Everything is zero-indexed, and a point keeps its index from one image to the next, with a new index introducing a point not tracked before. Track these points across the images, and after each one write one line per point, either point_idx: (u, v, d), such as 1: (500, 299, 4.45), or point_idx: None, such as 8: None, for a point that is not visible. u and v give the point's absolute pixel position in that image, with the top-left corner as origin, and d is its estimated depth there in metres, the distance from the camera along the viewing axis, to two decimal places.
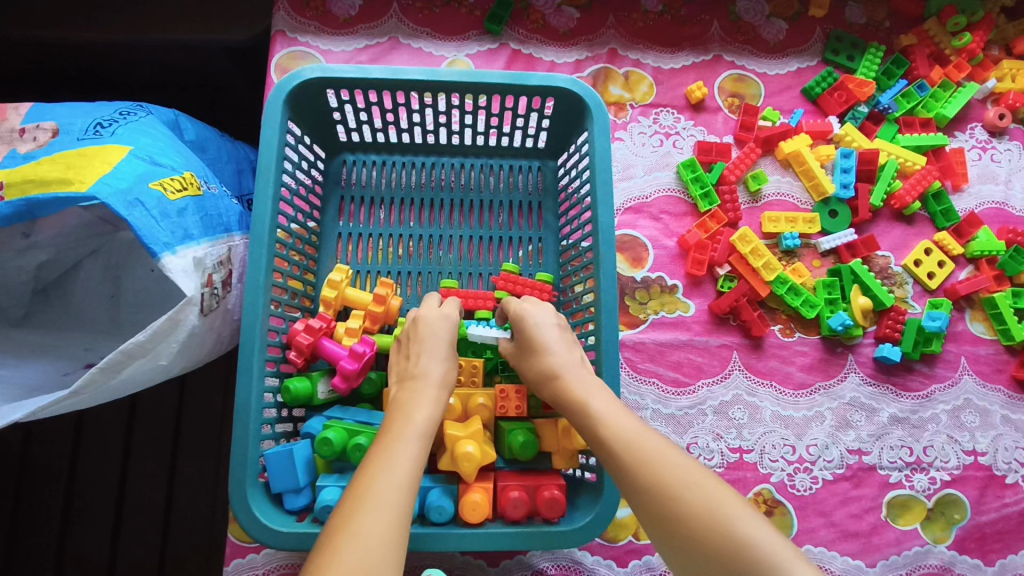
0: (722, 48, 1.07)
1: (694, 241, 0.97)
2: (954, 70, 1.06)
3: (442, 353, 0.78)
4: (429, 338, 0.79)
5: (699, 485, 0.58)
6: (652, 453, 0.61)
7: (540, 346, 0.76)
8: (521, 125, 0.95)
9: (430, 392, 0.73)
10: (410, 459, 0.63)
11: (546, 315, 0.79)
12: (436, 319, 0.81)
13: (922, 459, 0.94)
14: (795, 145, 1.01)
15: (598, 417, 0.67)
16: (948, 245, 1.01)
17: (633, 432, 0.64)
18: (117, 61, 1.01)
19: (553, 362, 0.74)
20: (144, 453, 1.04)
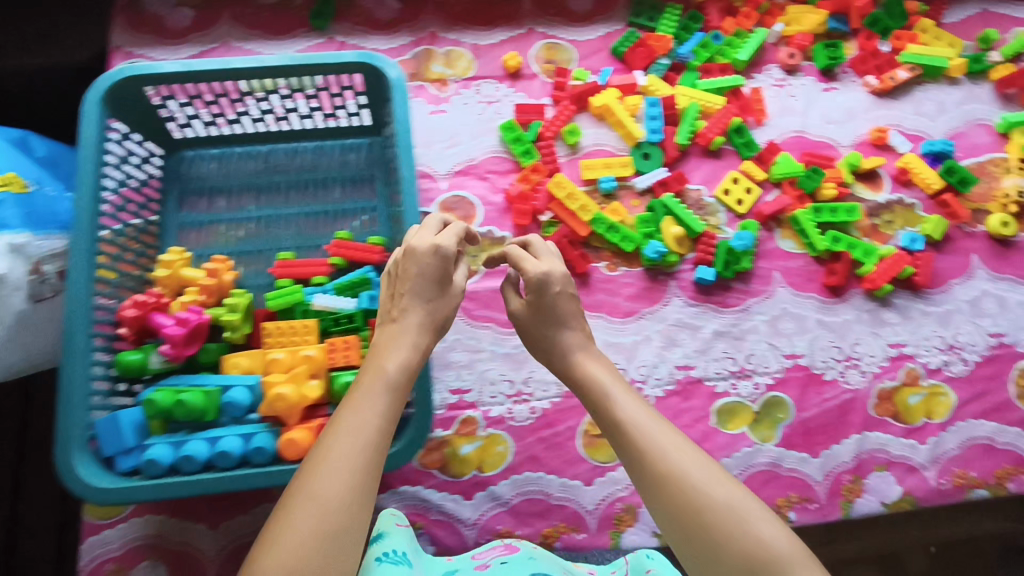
0: (534, 21, 1.17)
1: (516, 194, 1.05)
2: (744, 19, 1.16)
3: (429, 293, 0.76)
4: (401, 279, 0.77)
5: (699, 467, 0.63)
6: (656, 437, 0.66)
7: (567, 316, 0.80)
8: (341, 105, 1.03)
9: (410, 338, 0.73)
10: (375, 416, 0.65)
11: (564, 279, 0.80)
12: (425, 251, 0.77)
13: (746, 367, 1.02)
14: (603, 100, 1.10)
15: (609, 395, 0.72)
16: (752, 172, 1.10)
17: (642, 417, 0.68)
18: None
19: (571, 339, 0.79)
20: (31, 458, 1.08)
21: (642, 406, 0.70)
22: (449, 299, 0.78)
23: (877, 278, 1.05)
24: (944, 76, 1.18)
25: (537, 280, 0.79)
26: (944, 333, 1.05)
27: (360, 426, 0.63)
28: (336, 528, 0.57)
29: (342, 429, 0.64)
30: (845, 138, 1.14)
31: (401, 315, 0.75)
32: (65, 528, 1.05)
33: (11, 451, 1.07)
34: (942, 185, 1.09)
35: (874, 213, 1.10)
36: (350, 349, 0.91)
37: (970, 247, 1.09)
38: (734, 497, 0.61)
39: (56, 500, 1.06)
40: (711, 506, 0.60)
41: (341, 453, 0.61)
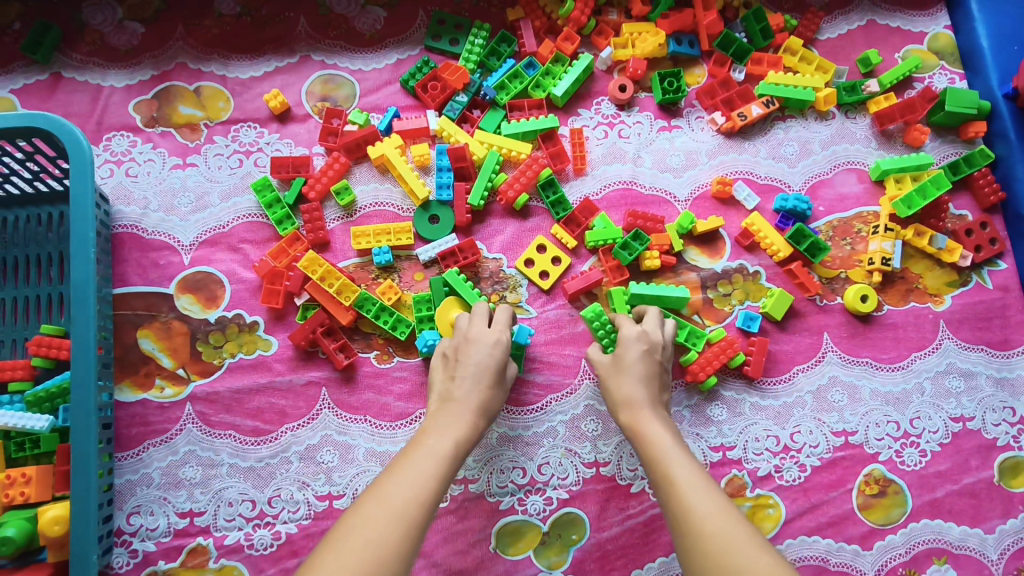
0: (309, 47, 0.97)
1: (267, 270, 0.88)
2: (565, 43, 0.96)
3: (486, 380, 0.74)
4: (463, 360, 0.76)
5: (726, 526, 0.58)
6: (706, 501, 0.61)
7: (643, 373, 0.76)
8: (40, 169, 0.84)
9: (457, 413, 0.71)
10: (432, 456, 0.64)
11: (643, 343, 0.79)
12: (485, 341, 0.77)
13: (537, 479, 0.86)
14: (380, 149, 0.91)
15: (669, 458, 0.67)
16: (562, 237, 0.92)
17: (706, 488, 0.63)
18: None
19: (629, 392, 0.75)
20: None
21: (701, 473, 0.65)
22: (496, 384, 0.75)
23: (700, 370, 0.88)
24: (811, 109, 0.99)
25: (620, 340, 0.79)
26: (779, 432, 0.89)
27: (416, 468, 0.62)
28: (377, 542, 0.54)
29: (415, 467, 0.63)
30: (682, 191, 0.95)
31: (456, 392, 0.73)
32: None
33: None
34: (789, 251, 0.92)
35: (707, 284, 0.93)
36: (28, 485, 0.75)
37: (822, 324, 0.93)
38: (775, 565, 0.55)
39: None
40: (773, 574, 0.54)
41: (399, 486, 0.60)
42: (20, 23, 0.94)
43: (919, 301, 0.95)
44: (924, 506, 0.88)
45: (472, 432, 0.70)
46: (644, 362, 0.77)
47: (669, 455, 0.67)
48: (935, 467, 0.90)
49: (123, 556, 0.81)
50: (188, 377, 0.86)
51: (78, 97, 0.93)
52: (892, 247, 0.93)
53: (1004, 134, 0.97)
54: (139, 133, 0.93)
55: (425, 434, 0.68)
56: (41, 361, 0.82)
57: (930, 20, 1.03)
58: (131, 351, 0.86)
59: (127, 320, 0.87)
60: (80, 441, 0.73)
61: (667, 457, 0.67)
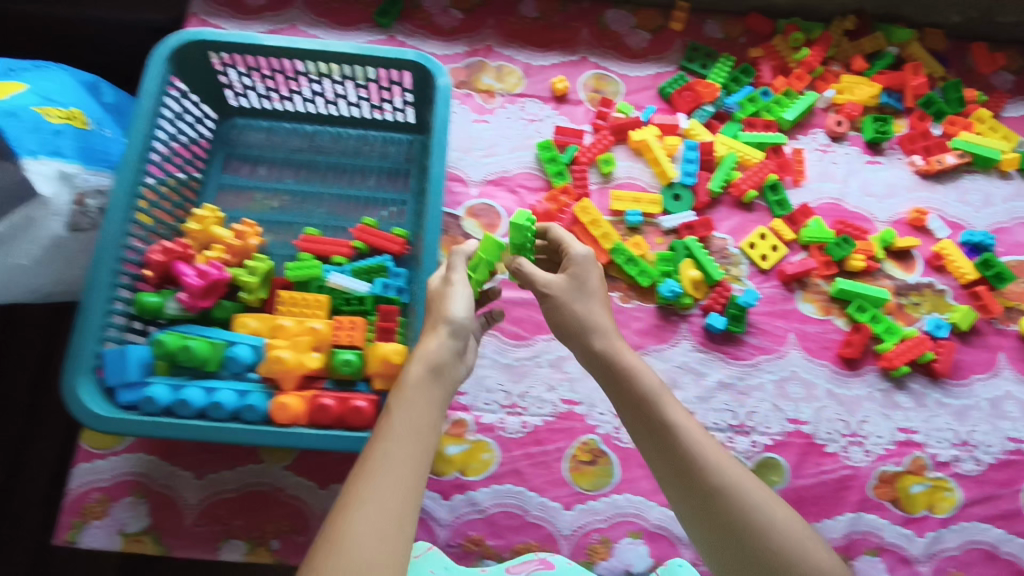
0: (588, 51, 1.19)
1: (542, 211, 1.07)
2: (796, 81, 1.16)
3: (456, 342, 0.68)
4: (440, 286, 0.73)
5: (758, 491, 0.67)
6: (727, 462, 0.69)
7: (600, 298, 0.78)
8: (390, 99, 1.05)
9: (431, 339, 0.67)
10: (414, 422, 0.62)
11: (597, 266, 0.80)
12: (468, 297, 0.71)
13: (745, 423, 0.99)
14: (643, 135, 1.11)
15: (659, 399, 0.71)
16: (782, 231, 1.08)
17: (697, 435, 0.70)
18: (61, 42, 1.13)
19: (600, 325, 0.76)
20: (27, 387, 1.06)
21: (687, 415, 0.72)
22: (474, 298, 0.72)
23: (895, 358, 1.01)
24: (994, 169, 1.16)
25: (574, 266, 0.78)
26: (959, 428, 1.01)
27: (403, 453, 0.60)
28: (394, 553, 0.54)
29: (403, 449, 0.60)
30: (882, 214, 1.12)
31: (435, 315, 0.70)
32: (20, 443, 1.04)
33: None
34: (976, 276, 1.08)
35: (901, 292, 1.08)
36: (354, 330, 0.91)
37: (999, 344, 1.06)
38: (806, 532, 0.66)
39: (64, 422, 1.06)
40: (770, 517, 0.65)
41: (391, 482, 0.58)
42: None
43: None
44: None
45: (462, 354, 0.68)
46: (602, 288, 0.79)
47: (658, 395, 0.72)
48: None
49: None
50: None
51: None
52: None
53: None
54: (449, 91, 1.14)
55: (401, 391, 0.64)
56: (360, 245, 1.01)
57: None
58: None
59: None
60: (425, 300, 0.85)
61: (654, 398, 0.72)
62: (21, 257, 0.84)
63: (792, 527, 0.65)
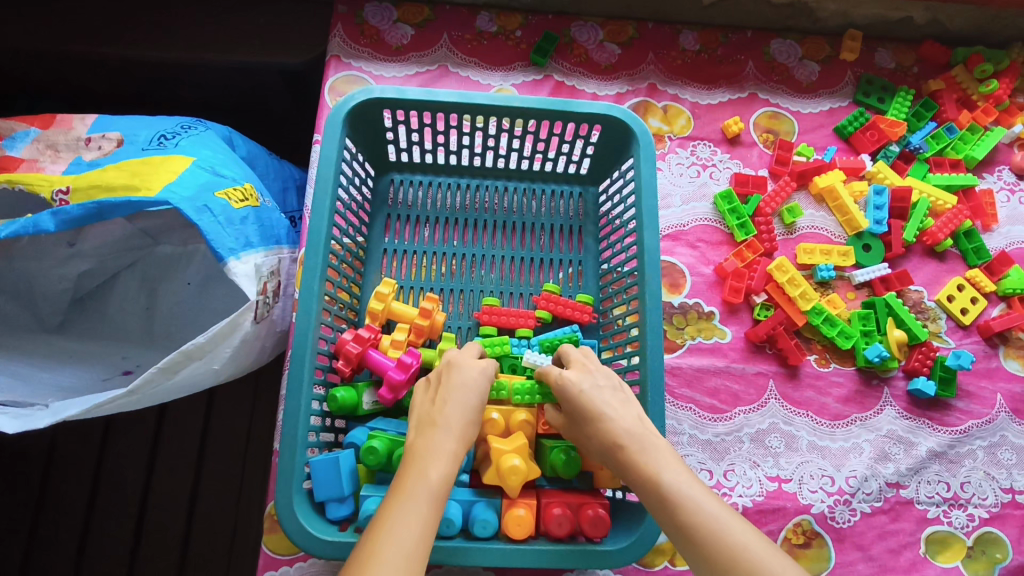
0: (756, 86, 1.12)
1: (731, 270, 0.99)
2: (982, 114, 1.09)
3: (455, 439, 0.67)
4: (445, 390, 0.72)
5: (760, 556, 0.56)
6: (730, 533, 0.57)
7: (613, 403, 0.71)
8: (567, 151, 0.98)
9: (443, 444, 0.65)
10: (413, 524, 0.57)
11: (608, 378, 0.74)
12: (463, 402, 0.70)
13: (960, 495, 0.93)
14: (829, 180, 1.04)
15: (678, 495, 0.61)
16: (981, 282, 1.02)
17: (730, 527, 0.58)
18: (198, 87, 1.07)
19: (618, 428, 0.68)
20: (171, 442, 1.09)
21: (717, 507, 0.60)
22: (477, 407, 0.71)
23: None
24: None
25: (574, 382, 0.74)
26: None
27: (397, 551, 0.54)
28: None
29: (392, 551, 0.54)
30: None
31: (436, 420, 0.68)
32: (149, 497, 1.07)
33: (99, 424, 1.08)
34: None
35: None
36: None
37: None
38: None
39: (190, 471, 1.08)
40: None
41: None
42: (522, 32, 1.11)
43: None
44: None
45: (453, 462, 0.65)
46: (579, 407, 0.71)
47: (679, 486, 0.62)
48: None
49: None
50: None
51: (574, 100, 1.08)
52: None
53: None
54: None
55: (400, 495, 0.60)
56: (544, 315, 0.94)
57: None
58: None
59: None
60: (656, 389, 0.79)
61: (676, 492, 0.61)
62: (215, 360, 0.75)
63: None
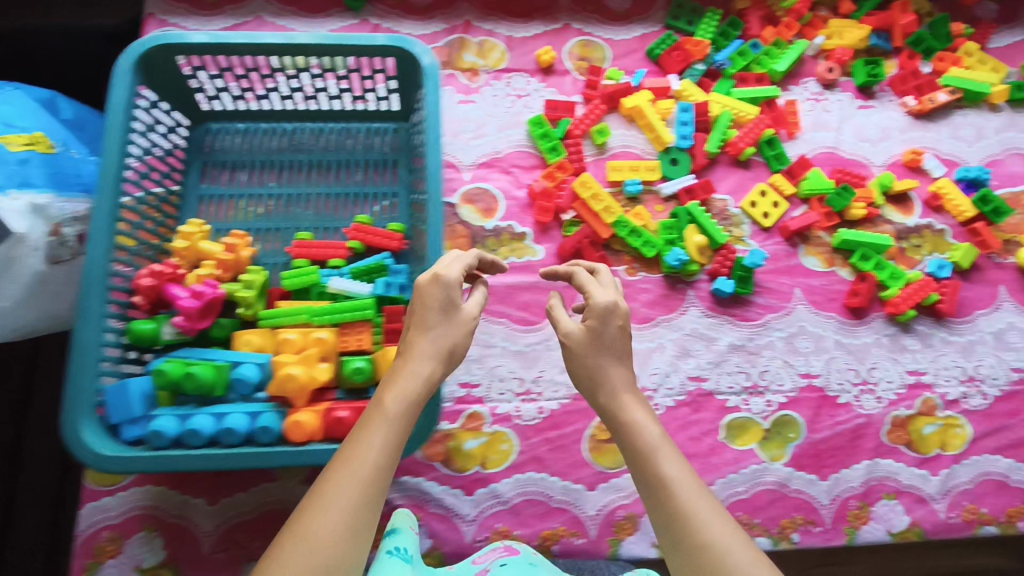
0: (570, 17, 1.15)
1: (540, 190, 1.04)
2: (784, 30, 1.14)
3: (438, 365, 0.68)
4: (421, 311, 0.71)
5: (715, 529, 0.59)
6: (693, 501, 0.61)
7: (621, 349, 0.72)
8: (371, 88, 1.01)
9: (417, 369, 0.67)
10: (366, 464, 0.60)
11: (615, 310, 0.73)
12: (455, 328, 0.70)
13: (758, 383, 1.01)
14: (635, 101, 1.08)
15: (656, 454, 0.65)
16: (782, 185, 1.08)
17: (695, 491, 0.62)
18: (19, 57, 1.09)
19: (618, 376, 0.71)
20: (41, 405, 1.08)
21: (688, 472, 0.64)
22: (457, 326, 0.71)
23: (901, 303, 1.02)
24: (984, 103, 1.15)
25: (602, 304, 0.72)
26: (965, 364, 1.03)
27: (346, 492, 0.58)
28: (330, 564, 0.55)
29: (339, 491, 0.58)
30: (877, 158, 1.12)
31: (413, 346, 0.69)
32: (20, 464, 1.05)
33: None
34: (975, 213, 1.07)
35: (901, 236, 1.08)
36: (362, 335, 0.91)
37: (998, 278, 1.07)
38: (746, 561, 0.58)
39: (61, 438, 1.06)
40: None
41: (321, 530, 0.56)
42: None
43: None
44: None
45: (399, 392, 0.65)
46: (562, 339, 0.72)
47: (655, 448, 0.65)
48: None
49: None
50: None
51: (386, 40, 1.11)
52: None
53: None
54: None
55: (359, 433, 0.63)
56: (356, 244, 0.99)
57: None
58: None
59: None
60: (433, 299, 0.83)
61: (653, 451, 0.65)
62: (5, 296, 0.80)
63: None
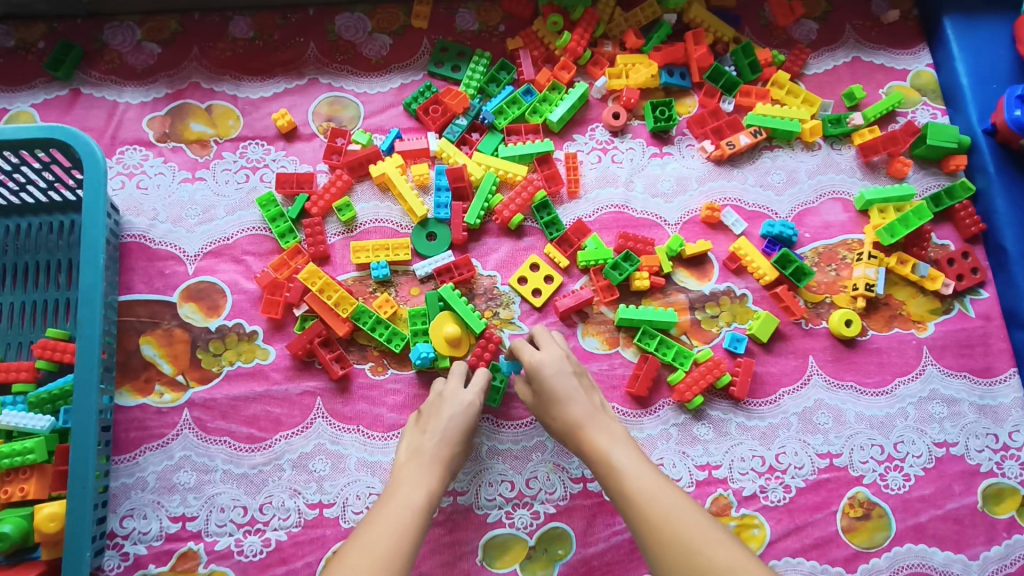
0: (317, 71, 1.00)
1: (268, 281, 0.91)
2: (561, 71, 1.00)
3: (454, 443, 0.75)
4: (440, 418, 0.78)
5: (674, 511, 0.62)
6: (649, 492, 0.64)
7: (570, 392, 0.77)
8: (57, 179, 0.88)
9: (431, 472, 0.72)
10: (394, 523, 0.63)
11: (563, 360, 0.80)
12: (455, 406, 0.78)
13: (525, 492, 0.87)
14: (382, 168, 0.94)
15: (609, 459, 0.69)
16: (555, 257, 0.94)
17: (651, 485, 0.65)
18: None
19: (576, 413, 0.75)
20: None
21: (643, 465, 0.68)
22: (464, 415, 0.78)
23: (687, 389, 0.89)
24: (798, 140, 1.01)
25: (546, 361, 0.79)
26: (765, 453, 0.90)
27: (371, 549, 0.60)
28: None
29: (363, 552, 0.60)
30: (672, 215, 0.98)
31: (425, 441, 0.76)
32: None
33: None
34: (774, 275, 0.94)
35: (696, 306, 0.94)
36: (28, 483, 0.78)
37: (808, 347, 0.94)
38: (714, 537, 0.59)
39: None
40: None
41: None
42: (45, 42, 0.99)
43: (903, 327, 0.95)
44: (907, 530, 0.88)
45: (442, 483, 0.71)
46: (547, 390, 0.78)
47: (609, 453, 0.70)
48: (918, 491, 0.90)
49: (114, 559, 0.82)
50: (187, 383, 0.89)
51: (94, 112, 0.97)
52: (877, 274, 0.94)
53: (983, 167, 0.98)
54: (152, 147, 0.96)
55: (383, 509, 0.66)
56: (45, 363, 0.85)
57: (912, 58, 1.06)
58: (133, 357, 0.89)
59: (131, 327, 0.90)
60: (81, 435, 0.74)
61: (608, 457, 0.70)
62: None
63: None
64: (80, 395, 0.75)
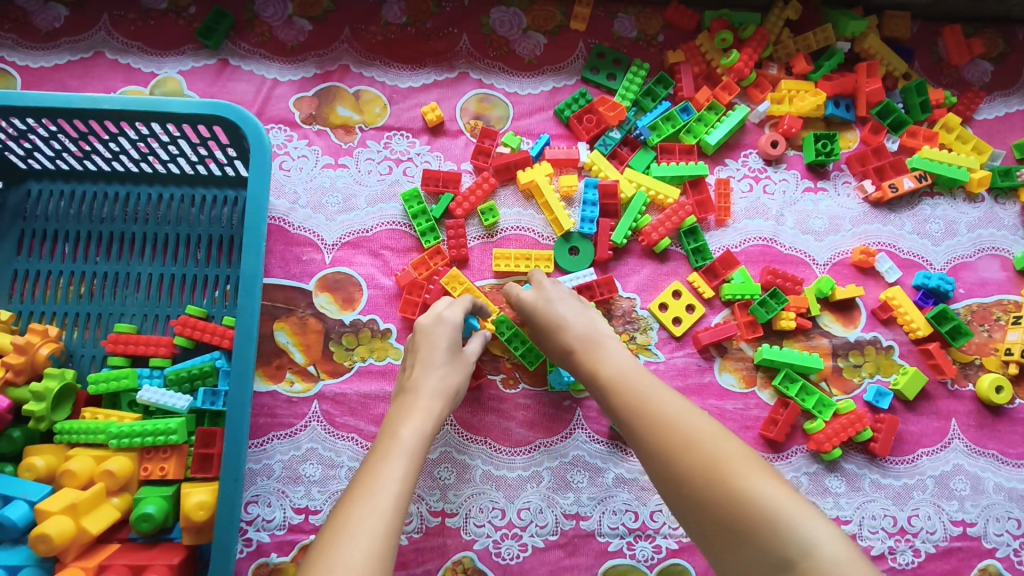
0: (468, 65, 0.97)
1: (407, 281, 0.88)
2: (723, 92, 0.95)
3: (440, 361, 0.76)
4: (426, 348, 0.77)
5: (669, 419, 0.61)
6: (646, 404, 0.63)
7: (561, 322, 0.76)
8: (207, 154, 0.86)
9: (426, 404, 0.71)
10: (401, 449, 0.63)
11: (562, 294, 0.79)
12: (439, 325, 0.79)
13: (648, 525, 0.85)
14: (531, 175, 0.91)
15: (605, 379, 0.69)
16: (699, 286, 0.91)
17: (645, 395, 0.64)
18: None
19: (575, 336, 0.74)
20: None
21: (639, 379, 0.67)
22: (447, 333, 0.79)
23: (826, 440, 0.86)
24: (961, 189, 0.96)
25: (529, 303, 0.79)
26: (897, 513, 0.86)
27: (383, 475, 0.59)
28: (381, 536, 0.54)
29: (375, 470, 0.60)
30: (822, 255, 0.93)
31: (418, 368, 0.76)
32: None
33: None
34: (928, 331, 0.90)
35: (839, 352, 0.91)
36: (167, 462, 0.77)
37: (952, 409, 0.90)
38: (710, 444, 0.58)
39: None
40: (769, 495, 0.53)
41: (368, 507, 0.56)
42: (196, 8, 0.97)
43: None
44: None
45: (438, 409, 0.71)
46: (542, 318, 0.77)
47: (597, 372, 0.70)
48: None
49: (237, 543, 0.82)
50: (318, 374, 0.88)
51: (242, 86, 0.95)
52: None
53: None
54: (297, 129, 0.94)
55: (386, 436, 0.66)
56: (183, 340, 0.84)
57: None
58: (266, 342, 0.88)
59: (266, 311, 0.89)
60: (234, 419, 0.72)
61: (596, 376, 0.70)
62: None
63: (837, 543, 0.49)
64: (233, 387, 0.73)
